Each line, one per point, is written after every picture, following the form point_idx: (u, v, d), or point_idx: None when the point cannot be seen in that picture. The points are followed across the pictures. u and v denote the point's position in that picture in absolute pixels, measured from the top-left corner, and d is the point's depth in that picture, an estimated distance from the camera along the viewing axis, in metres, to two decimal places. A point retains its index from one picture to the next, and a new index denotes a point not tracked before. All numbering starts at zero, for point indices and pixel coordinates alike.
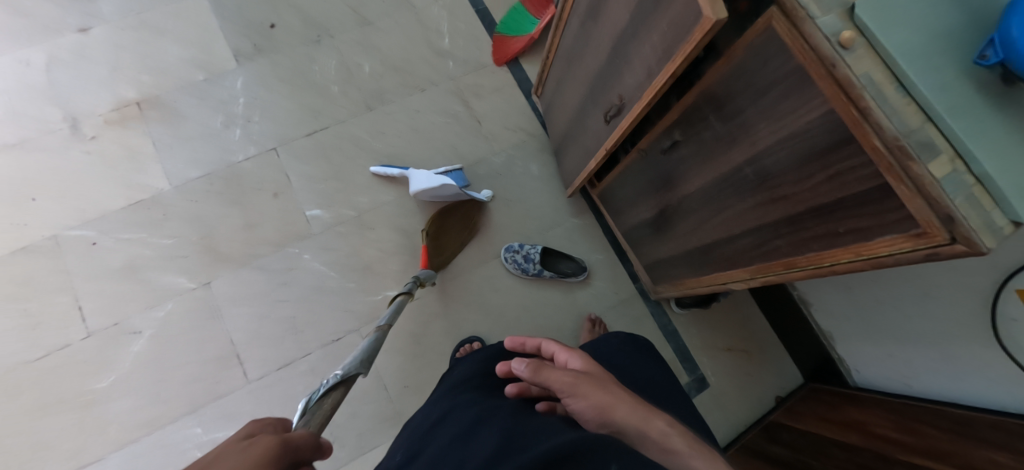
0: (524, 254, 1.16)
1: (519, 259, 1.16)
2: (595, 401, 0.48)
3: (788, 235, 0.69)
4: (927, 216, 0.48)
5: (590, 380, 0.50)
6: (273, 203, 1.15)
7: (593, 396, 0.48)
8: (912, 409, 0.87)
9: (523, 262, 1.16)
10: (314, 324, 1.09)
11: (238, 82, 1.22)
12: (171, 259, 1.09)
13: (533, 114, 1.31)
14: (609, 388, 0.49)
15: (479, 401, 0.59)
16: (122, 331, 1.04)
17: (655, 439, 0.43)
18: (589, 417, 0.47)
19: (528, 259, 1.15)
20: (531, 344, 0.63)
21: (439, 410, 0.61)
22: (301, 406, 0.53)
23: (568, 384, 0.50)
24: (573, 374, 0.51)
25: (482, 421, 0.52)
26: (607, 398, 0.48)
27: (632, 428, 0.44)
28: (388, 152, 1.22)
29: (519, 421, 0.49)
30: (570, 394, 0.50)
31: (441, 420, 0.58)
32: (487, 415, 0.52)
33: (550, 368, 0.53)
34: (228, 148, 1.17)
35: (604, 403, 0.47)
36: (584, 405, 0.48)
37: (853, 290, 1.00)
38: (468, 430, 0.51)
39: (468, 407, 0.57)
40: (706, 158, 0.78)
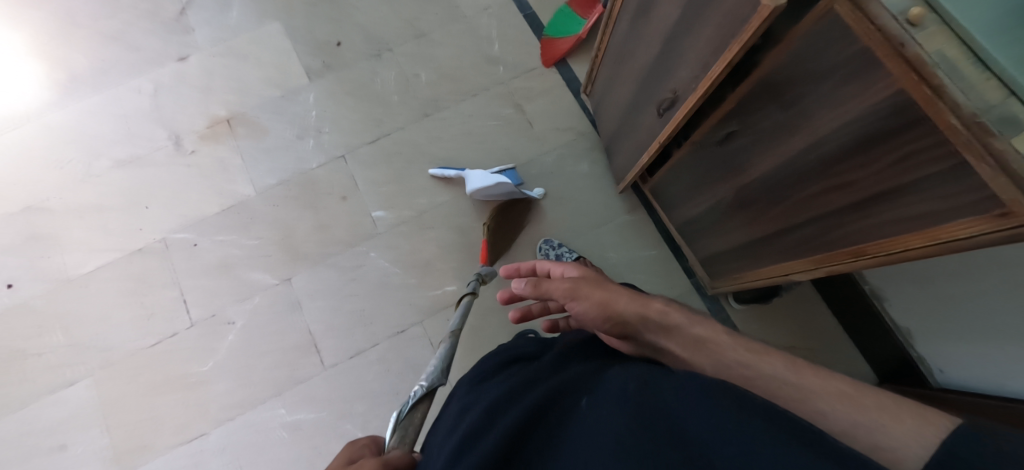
0: (558, 254, 1.19)
1: (552, 255, 1.19)
2: (594, 301, 0.61)
3: (856, 223, 0.68)
4: (1012, 194, 0.46)
5: (586, 284, 0.64)
6: (343, 206, 1.25)
7: (592, 297, 0.62)
8: (1002, 409, 0.81)
9: (554, 260, 1.19)
10: (381, 316, 1.17)
11: (310, 97, 1.34)
12: (257, 257, 1.22)
13: (581, 113, 1.34)
14: (605, 288, 0.62)
15: (471, 390, 0.61)
16: (218, 321, 1.18)
17: (648, 317, 0.56)
18: (593, 315, 0.61)
19: (565, 253, 1.18)
20: (527, 268, 0.78)
21: (442, 409, 0.64)
22: (393, 420, 0.54)
23: (567, 290, 0.64)
24: (572, 282, 0.65)
25: (471, 403, 0.56)
26: (603, 296, 0.61)
27: (630, 311, 0.58)
28: (445, 155, 1.29)
29: (507, 386, 0.56)
30: (571, 298, 0.63)
31: (438, 418, 0.62)
32: (472, 401, 0.56)
33: (548, 282, 0.67)
34: (303, 157, 1.29)
35: (602, 300, 0.61)
36: (585, 306, 0.62)
37: (933, 282, 0.94)
38: (456, 413, 0.56)
39: (462, 398, 0.60)
40: (764, 147, 0.77)
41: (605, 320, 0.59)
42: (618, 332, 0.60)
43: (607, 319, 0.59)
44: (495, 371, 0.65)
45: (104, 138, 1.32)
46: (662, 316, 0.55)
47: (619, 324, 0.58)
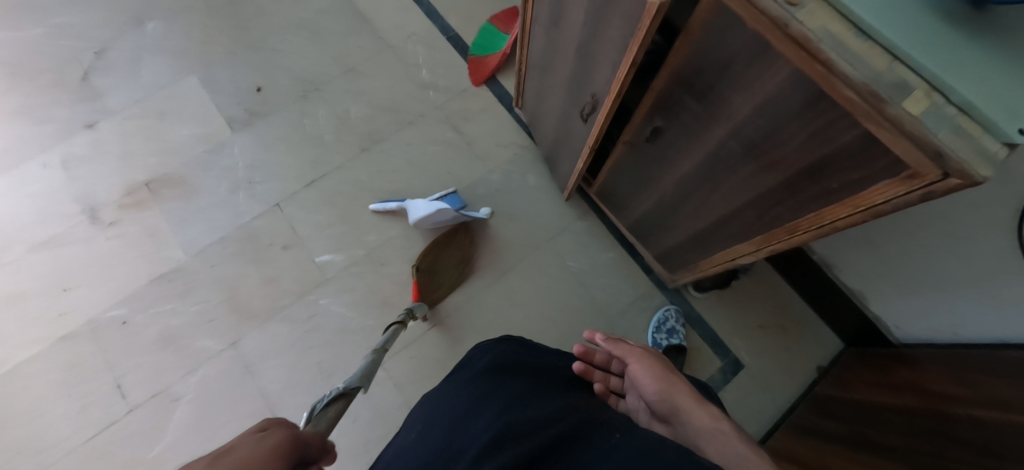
0: (670, 327, 1.15)
1: (666, 325, 1.16)
2: (656, 372, 0.65)
3: (788, 201, 0.67)
4: (916, 157, 0.47)
5: (657, 361, 0.67)
6: (286, 256, 1.19)
7: (656, 371, 0.65)
8: (965, 357, 0.84)
9: (665, 329, 1.15)
10: (342, 366, 1.11)
11: (237, 148, 1.29)
12: (199, 324, 1.13)
13: (519, 126, 1.33)
14: (670, 373, 0.65)
15: (481, 384, 0.60)
16: (162, 400, 1.08)
17: (693, 411, 0.58)
18: (648, 384, 0.64)
19: (673, 331, 1.14)
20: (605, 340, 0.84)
21: (447, 391, 0.64)
22: (306, 414, 0.55)
23: (635, 353, 0.69)
24: (644, 353, 0.68)
25: (482, 401, 0.55)
26: (668, 376, 0.64)
27: (682, 401, 0.60)
28: (388, 188, 1.26)
29: (521, 399, 0.55)
30: (636, 359, 0.68)
31: (441, 402, 0.62)
32: (481, 399, 0.56)
33: (626, 344, 0.71)
34: (237, 211, 1.23)
35: (663, 379, 0.64)
36: (644, 373, 0.66)
37: (874, 246, 0.95)
38: (468, 403, 0.56)
39: (471, 391, 0.59)
40: (690, 139, 0.76)
41: (657, 395, 0.63)
42: (663, 414, 0.62)
43: (660, 394, 0.63)
44: (515, 374, 0.64)
45: (13, 222, 1.21)
46: (708, 418, 0.56)
47: (668, 405, 0.61)
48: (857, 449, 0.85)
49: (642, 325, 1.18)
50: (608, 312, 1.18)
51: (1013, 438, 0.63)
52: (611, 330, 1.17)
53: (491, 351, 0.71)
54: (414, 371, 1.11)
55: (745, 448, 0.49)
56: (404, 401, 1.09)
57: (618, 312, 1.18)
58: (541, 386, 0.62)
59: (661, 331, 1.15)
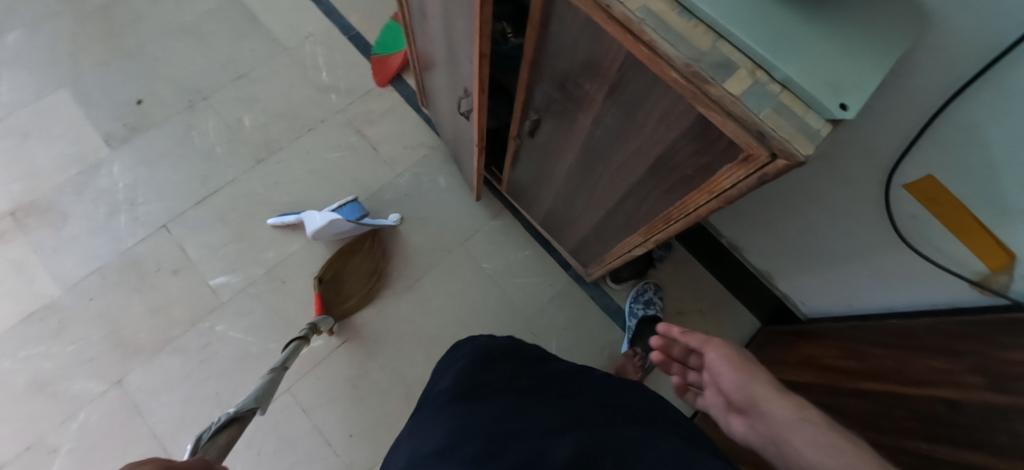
0: (648, 298, 1.16)
1: (643, 297, 1.16)
2: (737, 361, 0.50)
3: (655, 190, 0.66)
4: (745, 138, 0.45)
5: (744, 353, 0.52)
6: (176, 282, 1.10)
7: (742, 362, 0.50)
8: (858, 332, 0.89)
9: (642, 300, 1.15)
10: (243, 395, 1.03)
11: (116, 168, 1.17)
12: (78, 365, 1.03)
13: (427, 126, 1.27)
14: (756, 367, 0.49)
15: (464, 405, 0.51)
16: (37, 453, 0.97)
17: (778, 401, 0.44)
18: (727, 374, 0.50)
19: (651, 302, 1.15)
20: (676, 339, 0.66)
21: (427, 415, 0.54)
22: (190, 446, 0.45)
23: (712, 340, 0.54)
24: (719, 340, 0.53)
25: (467, 424, 0.46)
26: (750, 366, 0.50)
27: (770, 394, 0.46)
28: (287, 200, 1.18)
29: (510, 425, 0.46)
30: (714, 347, 0.53)
31: (420, 429, 0.51)
32: (468, 422, 0.46)
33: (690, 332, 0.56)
34: (117, 237, 1.12)
35: (746, 371, 0.49)
36: (722, 362, 0.51)
37: (770, 225, 0.98)
38: (453, 434, 0.44)
39: (454, 414, 0.49)
40: (564, 131, 0.73)
41: (739, 385, 0.49)
42: (741, 406, 0.48)
43: (739, 383, 0.49)
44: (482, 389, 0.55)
45: None
46: (794, 408, 0.43)
47: (747, 394, 0.47)
48: None
49: (561, 323, 1.15)
50: (526, 313, 1.15)
51: (893, 411, 0.67)
52: (530, 330, 1.14)
53: (448, 373, 0.62)
54: (323, 393, 1.04)
55: (840, 440, 0.37)
56: (313, 425, 1.02)
57: (537, 312, 1.15)
58: (538, 401, 0.52)
59: (636, 302, 1.16)
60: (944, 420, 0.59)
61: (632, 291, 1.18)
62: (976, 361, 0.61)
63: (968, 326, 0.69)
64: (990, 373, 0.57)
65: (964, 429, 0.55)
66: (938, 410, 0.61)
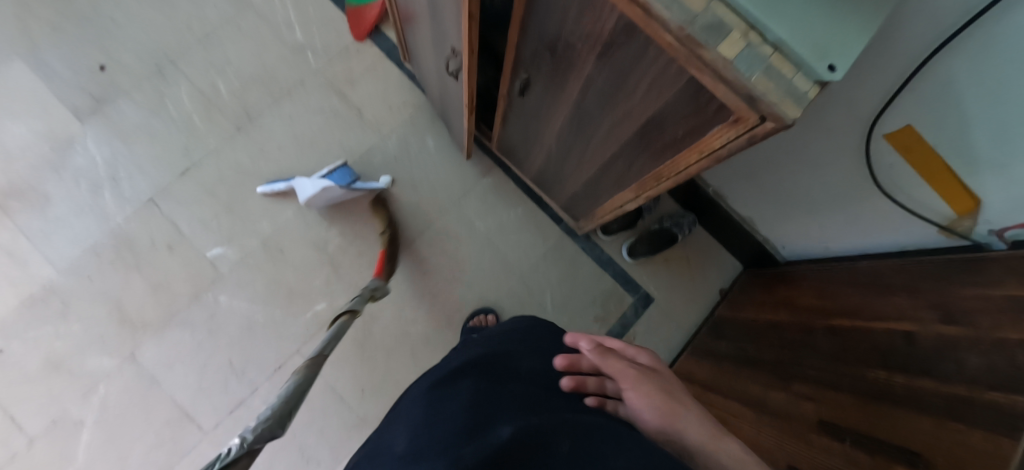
0: (678, 223, 1.22)
1: (677, 221, 1.22)
2: (654, 394, 0.50)
3: (647, 149, 0.67)
4: (735, 101, 0.46)
5: (661, 383, 0.53)
6: (172, 257, 1.10)
7: (656, 394, 0.51)
8: (830, 273, 0.95)
9: (675, 224, 1.22)
10: (254, 361, 1.07)
11: (90, 143, 1.13)
12: (88, 342, 1.05)
13: (411, 84, 1.24)
14: (674, 398, 0.50)
15: (439, 386, 0.53)
16: (64, 426, 1.02)
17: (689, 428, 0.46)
18: (645, 407, 0.49)
19: (680, 226, 1.21)
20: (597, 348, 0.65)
21: (409, 398, 0.56)
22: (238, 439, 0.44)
23: (630, 375, 0.53)
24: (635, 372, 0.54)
25: (438, 406, 0.48)
26: (666, 399, 0.50)
27: (689, 421, 0.47)
28: (274, 168, 1.16)
29: (480, 403, 0.47)
30: (631, 383, 0.52)
31: (400, 411, 0.54)
32: (438, 405, 0.49)
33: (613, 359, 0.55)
34: (105, 216, 1.10)
35: (666, 405, 0.49)
36: (641, 395, 0.50)
37: (755, 175, 1.01)
38: (421, 418, 0.47)
39: (428, 396, 0.52)
40: (555, 92, 0.72)
41: (658, 413, 0.48)
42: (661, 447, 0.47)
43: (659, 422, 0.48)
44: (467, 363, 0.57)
45: None
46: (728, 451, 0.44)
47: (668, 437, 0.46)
48: (743, 366, 0.95)
49: (555, 276, 1.20)
50: (520, 268, 1.19)
51: (855, 345, 0.74)
52: (526, 285, 1.18)
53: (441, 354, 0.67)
54: (331, 354, 1.09)
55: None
56: (325, 385, 1.08)
57: (531, 267, 1.19)
58: (514, 378, 0.53)
59: (667, 218, 1.23)
60: (900, 352, 0.66)
61: (664, 218, 1.23)
62: (936, 297, 0.68)
63: (930, 266, 0.74)
64: (948, 309, 0.64)
65: (917, 358, 0.63)
66: (896, 344, 0.68)
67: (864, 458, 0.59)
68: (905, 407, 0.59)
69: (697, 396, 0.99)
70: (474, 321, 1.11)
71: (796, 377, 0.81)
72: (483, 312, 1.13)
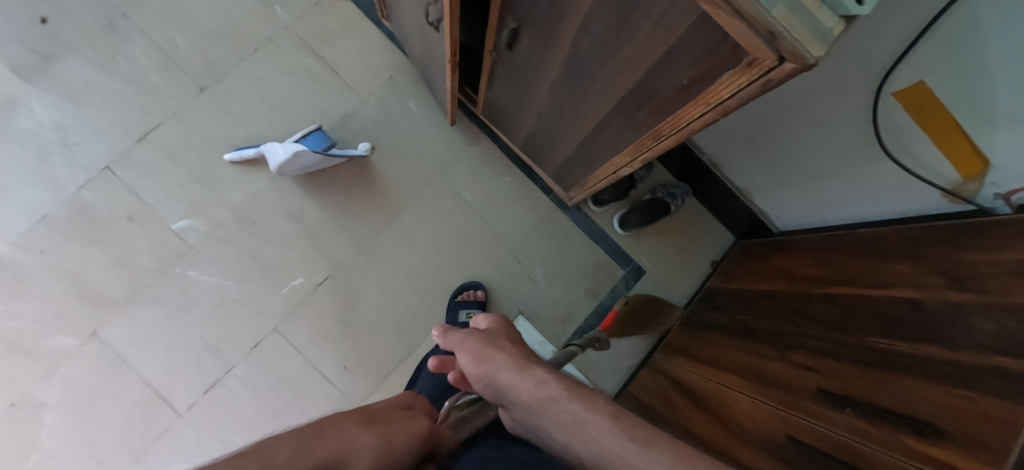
0: (671, 194, 1.18)
1: (669, 192, 1.18)
2: (473, 345, 0.52)
3: (647, 104, 0.61)
4: (752, 42, 0.40)
5: (484, 335, 0.54)
6: (134, 229, 1.02)
7: (477, 345, 0.52)
8: (827, 241, 0.92)
9: (668, 196, 1.18)
10: (229, 339, 1.02)
11: (36, 103, 1.03)
12: (46, 321, 0.98)
13: (390, 43, 1.15)
14: (493, 342, 0.52)
15: None
16: (24, 409, 0.96)
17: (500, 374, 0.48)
18: (469, 365, 0.51)
19: (674, 197, 1.17)
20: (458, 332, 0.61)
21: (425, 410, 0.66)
22: None
23: (461, 338, 0.55)
24: (463, 333, 0.55)
25: None
26: (485, 349, 0.51)
27: (501, 367, 0.48)
28: (243, 133, 1.08)
29: None
30: (460, 348, 0.53)
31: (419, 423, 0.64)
32: None
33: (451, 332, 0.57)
34: (56, 184, 1.01)
35: (483, 354, 0.51)
36: (463, 356, 0.52)
37: (754, 140, 0.96)
38: None
39: None
40: (547, 42, 0.66)
41: (476, 365, 0.50)
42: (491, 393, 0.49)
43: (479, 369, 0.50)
44: None
45: None
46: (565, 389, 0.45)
47: (488, 382, 0.48)
48: (737, 336, 0.93)
49: (545, 248, 1.16)
50: (509, 240, 1.14)
51: (855, 313, 0.72)
52: (515, 258, 1.14)
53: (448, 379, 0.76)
54: (312, 331, 1.04)
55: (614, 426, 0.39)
56: (306, 362, 1.03)
57: (520, 239, 1.15)
58: None
59: (660, 188, 1.19)
60: (904, 319, 0.64)
61: (654, 188, 1.20)
62: (940, 263, 0.66)
63: (933, 231, 0.72)
64: (953, 274, 0.62)
65: (922, 325, 0.61)
66: (900, 311, 0.65)
67: (867, 427, 0.58)
68: (911, 375, 0.57)
69: (690, 369, 0.97)
70: (461, 296, 1.08)
71: (793, 347, 0.79)
72: (471, 286, 1.09)
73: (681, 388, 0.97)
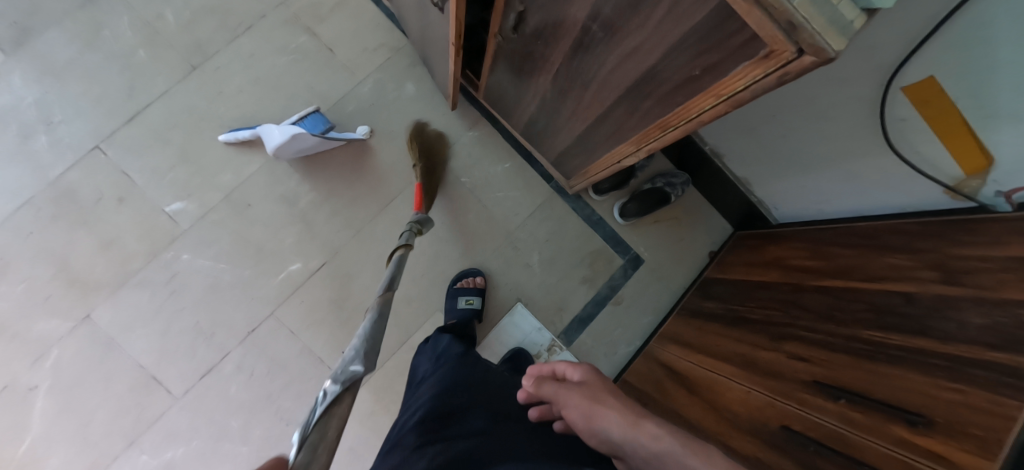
0: (670, 183, 1.18)
1: (668, 181, 1.18)
2: (581, 400, 0.52)
3: (655, 93, 0.60)
4: (772, 33, 0.39)
5: (585, 388, 0.54)
6: (124, 211, 0.99)
7: (585, 402, 0.52)
8: (823, 233, 0.92)
9: (668, 185, 1.17)
10: (224, 324, 1.00)
11: (16, 79, 0.98)
12: (34, 304, 0.96)
13: (387, 23, 1.12)
14: (602, 399, 0.51)
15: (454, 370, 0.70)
16: (15, 393, 0.94)
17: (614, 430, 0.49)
18: (578, 424, 0.52)
19: (674, 186, 1.17)
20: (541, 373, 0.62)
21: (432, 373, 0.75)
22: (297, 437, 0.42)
23: (563, 394, 0.55)
24: (557, 388, 0.57)
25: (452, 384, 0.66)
26: (594, 405, 0.51)
27: (610, 421, 0.48)
28: (235, 114, 1.04)
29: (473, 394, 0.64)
30: (564, 403, 0.55)
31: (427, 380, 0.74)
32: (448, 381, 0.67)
33: (543, 385, 0.59)
34: (40, 164, 0.98)
35: (591, 409, 0.51)
36: (571, 413, 0.53)
37: (755, 130, 0.96)
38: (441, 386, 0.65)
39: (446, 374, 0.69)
40: (554, 27, 0.64)
41: (588, 428, 0.50)
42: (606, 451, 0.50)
43: (586, 426, 0.51)
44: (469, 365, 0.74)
45: None
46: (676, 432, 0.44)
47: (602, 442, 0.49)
48: (731, 325, 0.94)
49: (544, 235, 1.15)
50: (507, 227, 1.14)
51: (848, 305, 0.73)
52: (513, 245, 1.14)
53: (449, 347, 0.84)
54: (308, 316, 1.03)
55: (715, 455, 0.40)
56: (301, 348, 1.02)
57: (518, 226, 1.14)
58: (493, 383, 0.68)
59: (659, 177, 1.19)
60: (897, 312, 0.65)
61: (654, 178, 1.19)
62: (934, 258, 0.66)
63: (930, 225, 0.72)
64: (946, 268, 0.63)
65: (915, 318, 0.62)
66: (892, 303, 0.67)
67: (859, 417, 0.59)
68: (904, 366, 0.58)
69: (683, 356, 0.99)
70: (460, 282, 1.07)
71: (786, 337, 0.80)
72: (470, 273, 1.09)
73: (674, 375, 0.98)
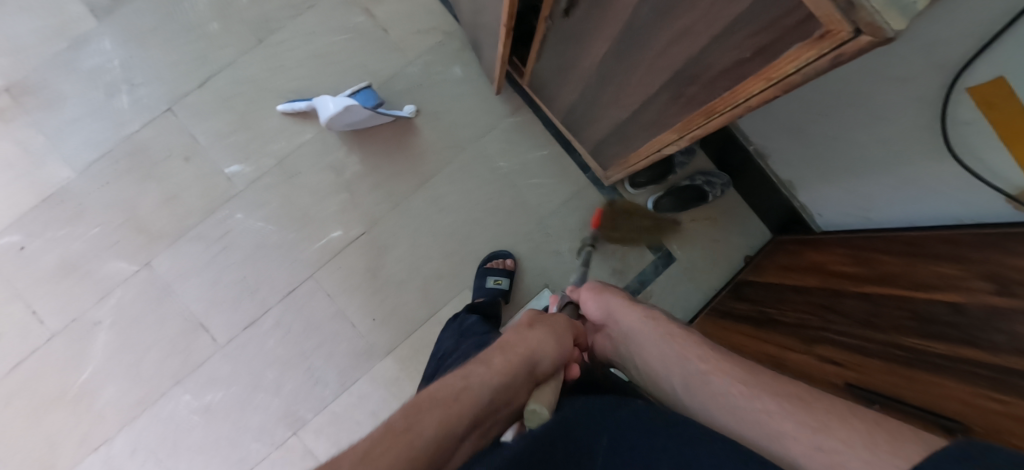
0: (709, 182, 1.16)
1: (707, 180, 1.16)
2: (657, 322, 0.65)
3: (702, 78, 0.60)
4: (828, 12, 0.38)
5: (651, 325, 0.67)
6: (188, 169, 1.08)
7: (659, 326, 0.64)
8: (868, 240, 0.88)
9: (707, 184, 1.16)
10: (267, 281, 1.07)
11: (106, 42, 1.08)
12: (105, 247, 1.05)
13: (440, 7, 1.15)
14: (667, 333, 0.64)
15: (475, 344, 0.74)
16: (81, 326, 1.04)
17: (656, 332, 0.61)
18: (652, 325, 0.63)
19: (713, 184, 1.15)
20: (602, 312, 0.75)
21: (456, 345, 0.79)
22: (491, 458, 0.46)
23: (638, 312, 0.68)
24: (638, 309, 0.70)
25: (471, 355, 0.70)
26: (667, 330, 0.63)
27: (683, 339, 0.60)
28: (293, 86, 1.11)
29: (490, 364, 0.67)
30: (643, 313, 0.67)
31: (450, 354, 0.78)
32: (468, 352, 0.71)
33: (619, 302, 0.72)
34: (119, 120, 1.07)
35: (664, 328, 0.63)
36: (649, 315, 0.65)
37: (804, 131, 0.94)
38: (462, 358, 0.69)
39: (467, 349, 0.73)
40: (604, 10, 0.65)
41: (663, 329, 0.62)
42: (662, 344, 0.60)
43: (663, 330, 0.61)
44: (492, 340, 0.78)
45: None
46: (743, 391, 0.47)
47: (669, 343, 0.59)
48: (763, 327, 0.92)
49: (576, 224, 1.16)
50: (540, 213, 1.15)
51: (889, 312, 0.70)
52: (544, 231, 1.15)
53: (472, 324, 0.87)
54: (344, 281, 1.09)
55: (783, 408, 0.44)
56: (335, 311, 1.08)
57: (551, 213, 1.15)
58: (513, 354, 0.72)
59: (699, 175, 1.18)
60: (942, 321, 0.62)
61: (693, 175, 1.18)
62: (988, 268, 0.62)
63: (988, 235, 0.67)
64: (998, 278, 0.58)
65: (961, 327, 0.59)
66: (937, 312, 0.63)
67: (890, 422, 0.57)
68: (946, 376, 0.55)
69: None
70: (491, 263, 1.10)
71: (819, 341, 0.78)
72: (500, 254, 1.11)
73: None
